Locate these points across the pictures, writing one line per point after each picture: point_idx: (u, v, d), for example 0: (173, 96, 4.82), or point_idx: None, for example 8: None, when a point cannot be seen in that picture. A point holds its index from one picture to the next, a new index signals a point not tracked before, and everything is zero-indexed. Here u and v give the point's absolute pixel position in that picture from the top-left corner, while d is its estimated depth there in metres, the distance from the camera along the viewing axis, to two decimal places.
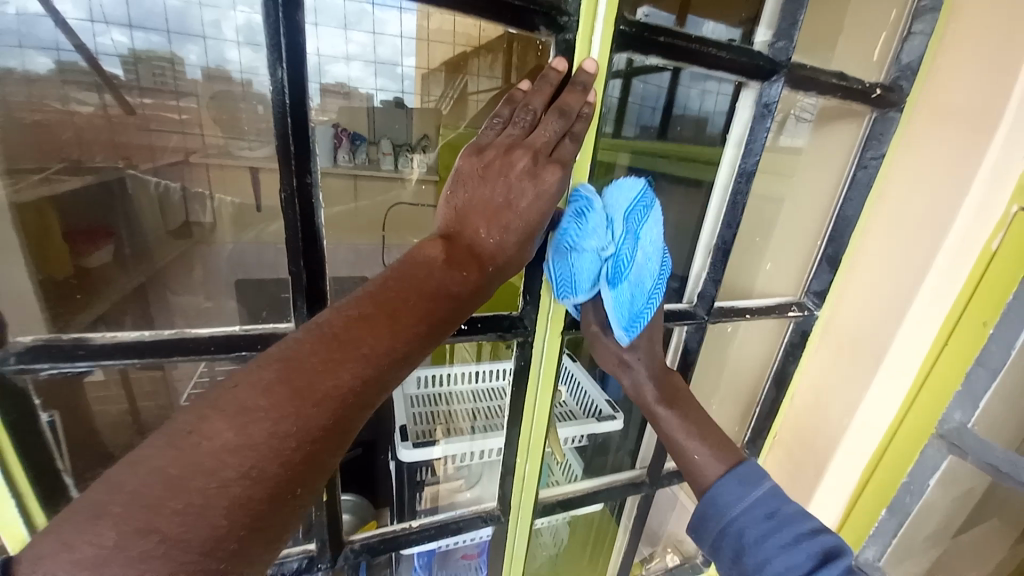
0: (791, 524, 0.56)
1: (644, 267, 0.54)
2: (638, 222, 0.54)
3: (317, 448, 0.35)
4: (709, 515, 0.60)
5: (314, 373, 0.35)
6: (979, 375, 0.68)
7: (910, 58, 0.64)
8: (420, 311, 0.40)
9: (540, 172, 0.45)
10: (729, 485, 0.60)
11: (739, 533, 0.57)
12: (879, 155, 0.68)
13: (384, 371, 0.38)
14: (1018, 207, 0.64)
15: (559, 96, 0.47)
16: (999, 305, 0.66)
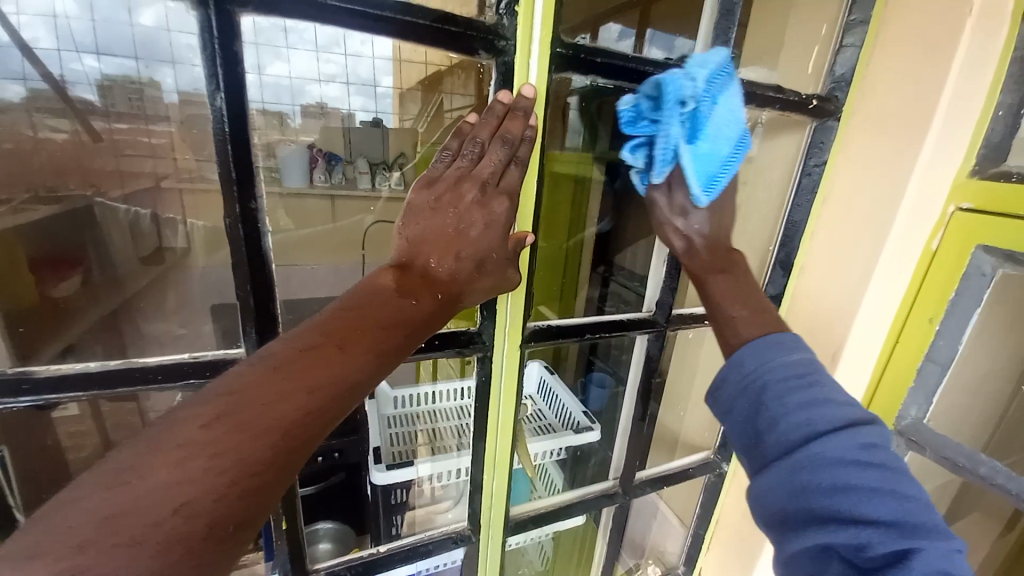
0: (820, 387, 0.48)
1: (724, 124, 0.50)
2: (720, 87, 0.50)
3: (262, 483, 0.33)
4: (732, 373, 0.53)
5: (258, 408, 0.34)
6: (930, 372, 0.71)
7: (843, 70, 0.67)
8: (369, 337, 0.40)
9: (489, 201, 0.49)
10: (763, 349, 0.52)
11: (762, 388, 0.50)
12: (820, 162, 0.71)
13: (336, 398, 0.37)
14: (955, 206, 0.66)
15: (502, 125, 0.49)
16: (942, 301, 0.68)
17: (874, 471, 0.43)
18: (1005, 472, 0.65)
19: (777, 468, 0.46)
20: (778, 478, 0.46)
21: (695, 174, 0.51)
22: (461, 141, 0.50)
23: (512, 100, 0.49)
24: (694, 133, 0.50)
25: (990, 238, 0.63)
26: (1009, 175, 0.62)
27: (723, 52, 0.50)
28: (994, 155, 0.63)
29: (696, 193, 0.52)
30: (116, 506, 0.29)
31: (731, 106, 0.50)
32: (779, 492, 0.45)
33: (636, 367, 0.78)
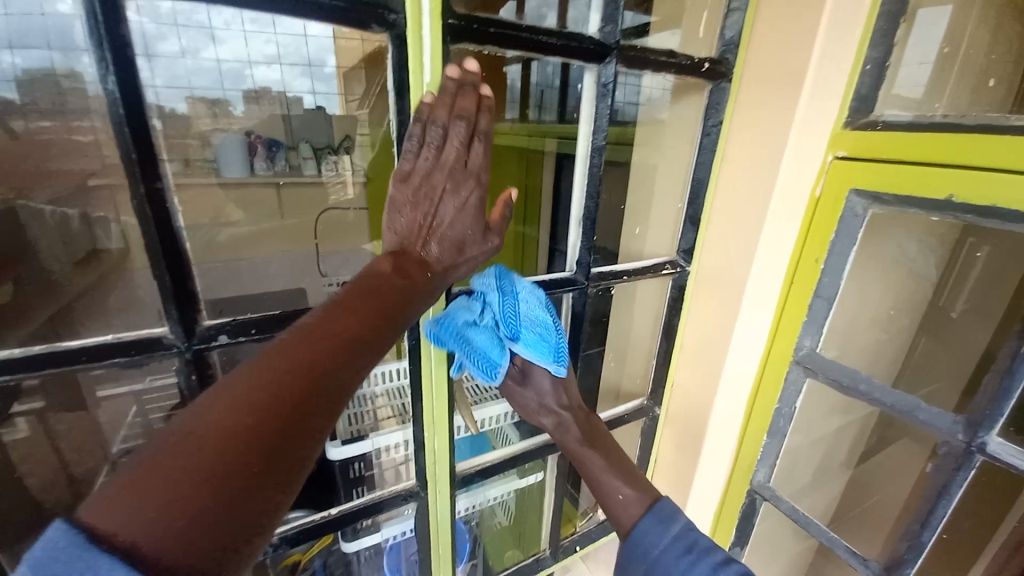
0: (710, 553, 0.64)
1: (532, 314, 0.66)
2: (510, 286, 0.66)
3: (297, 420, 0.35)
4: (636, 554, 0.68)
5: (293, 354, 0.38)
6: (819, 306, 0.80)
7: (732, 33, 0.75)
8: (379, 303, 0.46)
9: (463, 181, 0.53)
10: (649, 523, 0.68)
11: (661, 566, 0.65)
12: (717, 122, 0.79)
13: (357, 353, 0.42)
14: (832, 156, 0.74)
15: (456, 101, 0.51)
16: (825, 242, 0.77)
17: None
18: (882, 387, 0.76)
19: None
20: None
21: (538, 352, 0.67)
22: (422, 126, 0.52)
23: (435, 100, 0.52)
24: (516, 331, 0.65)
25: (861, 181, 0.72)
26: (875, 124, 0.70)
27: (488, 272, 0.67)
28: (865, 107, 0.71)
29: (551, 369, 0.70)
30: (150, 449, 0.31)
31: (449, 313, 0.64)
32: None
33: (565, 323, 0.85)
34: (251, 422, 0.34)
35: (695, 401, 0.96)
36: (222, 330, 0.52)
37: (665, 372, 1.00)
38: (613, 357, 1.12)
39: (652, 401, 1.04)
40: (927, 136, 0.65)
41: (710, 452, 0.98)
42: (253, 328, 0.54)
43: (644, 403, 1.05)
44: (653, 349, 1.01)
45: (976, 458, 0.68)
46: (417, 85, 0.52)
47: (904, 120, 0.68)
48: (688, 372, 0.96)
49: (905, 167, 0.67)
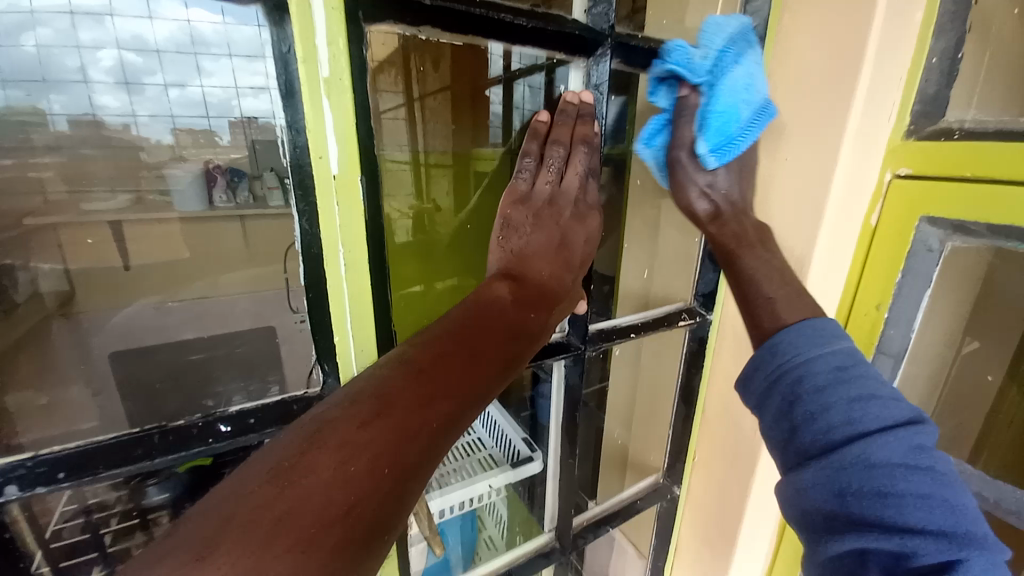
0: (870, 380, 0.41)
1: (736, 86, 0.49)
2: (737, 56, 0.50)
3: (383, 500, 0.30)
4: (765, 361, 0.47)
5: (403, 410, 0.32)
6: (884, 364, 0.63)
7: (754, 26, 0.59)
8: (492, 349, 0.37)
9: (583, 213, 0.48)
10: (799, 335, 0.45)
11: (802, 378, 0.43)
12: None
13: (453, 424, 0.34)
14: (891, 174, 0.58)
15: (577, 128, 0.49)
16: (889, 285, 0.60)
17: (930, 486, 0.35)
18: (976, 475, 0.57)
19: (814, 460, 0.39)
20: (818, 470, 0.38)
21: (708, 131, 0.50)
22: (540, 145, 0.49)
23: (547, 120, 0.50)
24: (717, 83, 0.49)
25: (932, 208, 0.55)
26: (950, 133, 0.53)
27: (741, 19, 0.50)
28: (931, 111, 0.55)
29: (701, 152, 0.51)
30: (177, 532, 0.25)
31: (748, 72, 0.50)
32: (818, 495, 0.38)
33: (558, 396, 0.69)
34: (310, 530, 0.26)
35: (719, 482, 0.78)
36: (6, 480, 0.35)
37: (685, 446, 0.81)
38: (619, 417, 0.96)
39: (668, 479, 0.85)
40: None
41: (744, 555, 0.77)
42: (61, 471, 0.36)
43: (659, 481, 0.87)
44: (666, 417, 0.85)
45: None
46: (311, 82, 0.33)
47: (990, 126, 0.51)
48: (713, 439, 0.78)
49: (997, 187, 0.50)
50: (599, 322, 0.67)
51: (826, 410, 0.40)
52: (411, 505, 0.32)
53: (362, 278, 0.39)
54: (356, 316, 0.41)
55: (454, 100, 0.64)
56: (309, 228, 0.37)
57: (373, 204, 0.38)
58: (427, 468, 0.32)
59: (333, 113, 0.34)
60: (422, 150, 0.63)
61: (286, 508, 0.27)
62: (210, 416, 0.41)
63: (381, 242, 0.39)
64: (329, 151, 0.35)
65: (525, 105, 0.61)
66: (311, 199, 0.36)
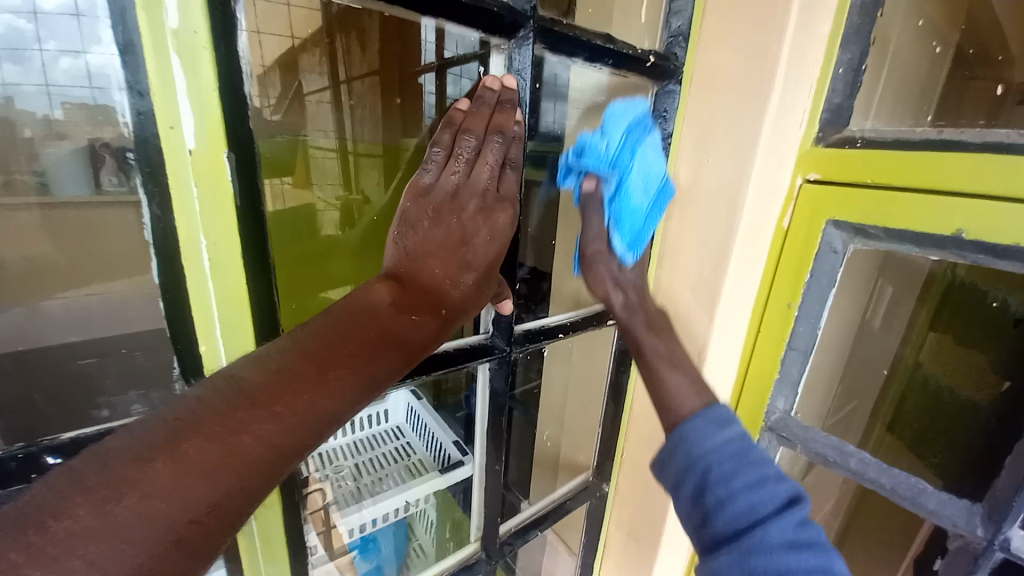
0: (763, 469, 0.46)
1: (648, 168, 0.58)
2: (637, 137, 0.57)
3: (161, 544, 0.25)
4: (678, 449, 0.50)
5: (211, 436, 0.27)
6: (794, 359, 0.66)
7: (679, 23, 0.59)
8: (345, 362, 0.33)
9: (495, 209, 0.44)
10: (702, 425, 0.50)
11: (706, 474, 0.47)
12: (665, 135, 0.63)
13: (278, 450, 0.29)
14: (802, 179, 0.61)
15: (495, 117, 0.45)
16: (798, 282, 0.63)
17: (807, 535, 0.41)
18: (875, 465, 0.61)
19: (726, 549, 0.42)
20: (729, 559, 0.42)
21: (619, 233, 0.60)
22: (454, 134, 0.44)
23: (469, 109, 0.45)
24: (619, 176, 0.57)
25: (838, 211, 0.58)
26: (853, 141, 0.56)
27: (640, 105, 0.57)
28: (837, 120, 0.57)
29: (620, 253, 0.61)
30: None
31: (651, 165, 0.58)
32: (725, 570, 0.42)
33: (483, 400, 0.66)
34: None
35: (645, 477, 0.79)
36: None
37: (614, 443, 0.82)
38: (552, 417, 0.95)
39: (598, 477, 0.85)
40: (921, 154, 0.51)
41: (668, 549, 0.79)
42: None
43: (588, 480, 0.86)
44: (597, 415, 0.84)
45: (996, 556, 0.54)
46: (152, 33, 0.27)
47: (887, 135, 0.54)
48: (638, 435, 0.79)
49: (898, 194, 0.53)
50: (527, 322, 0.64)
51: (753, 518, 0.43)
52: (215, 548, 0.27)
53: (231, 277, 0.33)
54: (228, 323, 0.35)
55: (386, 88, 0.57)
56: (161, 215, 0.31)
57: (246, 189, 0.32)
58: (238, 501, 0.28)
59: (186, 74, 0.28)
60: (350, 139, 0.56)
61: None
62: (34, 447, 0.33)
63: (258, 235, 0.34)
64: (183, 122, 0.29)
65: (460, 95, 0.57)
66: (161, 180, 0.30)
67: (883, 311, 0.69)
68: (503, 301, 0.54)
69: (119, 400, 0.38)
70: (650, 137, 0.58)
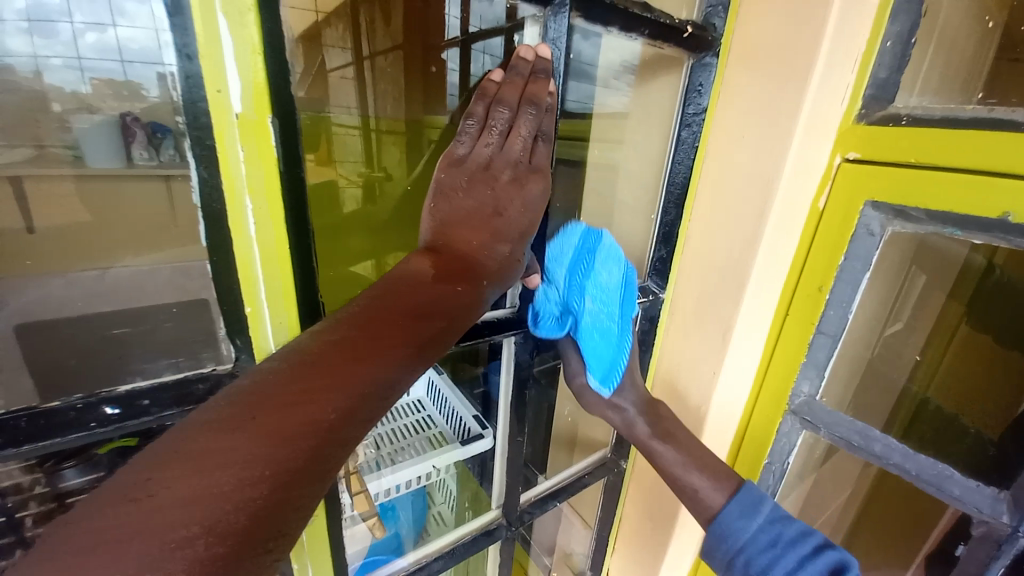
0: (795, 548, 0.54)
1: (597, 316, 0.58)
2: (584, 271, 0.57)
3: (259, 512, 0.25)
4: (717, 544, 0.58)
5: (285, 407, 0.28)
6: (822, 343, 0.65)
7: None
8: (399, 332, 0.33)
9: (527, 181, 0.44)
10: (737, 516, 0.57)
11: (748, 562, 0.56)
12: (700, 110, 0.62)
13: (349, 417, 0.30)
14: (841, 157, 0.59)
15: (528, 87, 0.44)
16: (832, 265, 0.61)
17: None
18: (899, 450, 0.60)
19: None
20: None
21: (595, 377, 0.61)
22: (487, 106, 0.44)
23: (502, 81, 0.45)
24: (569, 309, 0.58)
25: (878, 192, 0.56)
26: (898, 118, 0.54)
27: (579, 227, 0.58)
28: (881, 96, 0.55)
29: (596, 387, 0.62)
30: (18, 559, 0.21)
31: (605, 289, 0.57)
32: None
33: (507, 373, 0.67)
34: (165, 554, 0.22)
35: None
36: None
37: None
38: (570, 394, 0.96)
39: (615, 454, 0.86)
40: (970, 133, 0.49)
41: (684, 525, 0.80)
42: None
43: (606, 456, 0.87)
44: None
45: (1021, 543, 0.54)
46: None
47: (937, 112, 0.52)
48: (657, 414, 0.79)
49: (943, 174, 0.51)
50: None
51: None
52: (303, 515, 0.28)
53: (274, 239, 0.34)
54: (270, 286, 0.36)
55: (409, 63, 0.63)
56: (208, 177, 0.31)
57: (288, 154, 0.32)
58: (319, 468, 0.28)
59: (232, 37, 0.28)
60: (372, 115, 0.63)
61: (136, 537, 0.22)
62: (93, 397, 0.35)
63: (300, 201, 0.34)
64: (229, 85, 0.29)
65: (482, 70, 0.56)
66: (208, 142, 0.30)
67: (912, 298, 0.67)
68: (531, 277, 0.54)
69: (149, 362, 0.39)
70: (598, 250, 0.58)
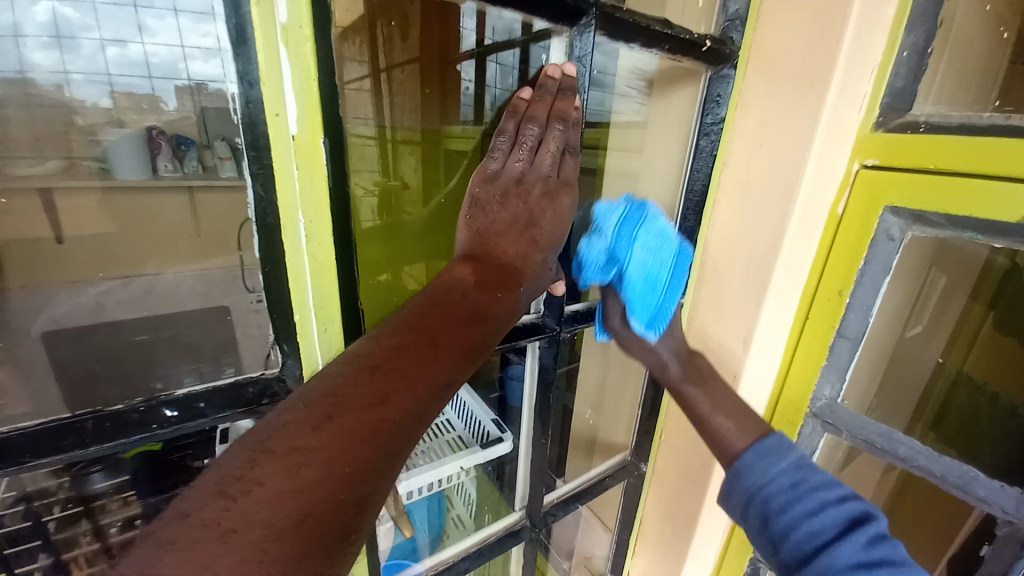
0: (829, 486, 0.51)
1: (645, 259, 0.57)
2: (633, 224, 0.58)
3: (343, 507, 0.28)
4: (735, 481, 0.56)
5: (359, 410, 0.30)
6: (842, 347, 0.65)
7: (737, 5, 0.58)
8: (454, 338, 0.35)
9: (556, 193, 0.46)
10: (756, 458, 0.55)
11: (766, 501, 0.53)
12: (718, 119, 0.63)
13: (413, 418, 0.32)
14: (859, 164, 0.60)
15: (556, 103, 0.46)
16: (852, 271, 0.62)
17: (878, 555, 0.45)
18: (924, 452, 0.60)
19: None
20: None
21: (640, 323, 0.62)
22: (517, 122, 0.46)
23: (531, 98, 0.47)
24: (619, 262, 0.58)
25: (897, 197, 0.57)
26: (916, 125, 0.55)
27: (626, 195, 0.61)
28: (898, 104, 0.56)
29: (641, 331, 0.63)
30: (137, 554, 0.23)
31: (657, 227, 0.58)
32: None
33: (532, 377, 0.68)
34: (260, 546, 0.25)
35: (684, 460, 0.80)
36: None
37: (653, 425, 0.83)
38: (589, 398, 0.97)
39: (635, 457, 0.87)
40: (986, 140, 0.50)
41: (706, 529, 0.80)
42: None
43: (626, 459, 0.88)
44: (636, 398, 0.86)
45: None
46: (264, 27, 0.29)
47: (954, 119, 0.53)
48: (677, 419, 0.80)
49: (961, 180, 0.52)
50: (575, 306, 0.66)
51: (782, 511, 0.51)
52: (375, 506, 0.30)
53: (324, 251, 0.36)
54: (319, 295, 0.38)
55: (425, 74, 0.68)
56: (265, 194, 0.34)
57: (337, 171, 0.35)
58: (391, 465, 0.30)
59: (291, 66, 0.31)
60: (390, 125, 0.63)
61: (232, 529, 0.24)
62: (154, 401, 0.37)
63: (347, 215, 0.37)
64: (287, 110, 0.32)
65: (496, 84, 0.64)
66: (265, 162, 0.33)
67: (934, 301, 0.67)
68: (556, 285, 0.56)
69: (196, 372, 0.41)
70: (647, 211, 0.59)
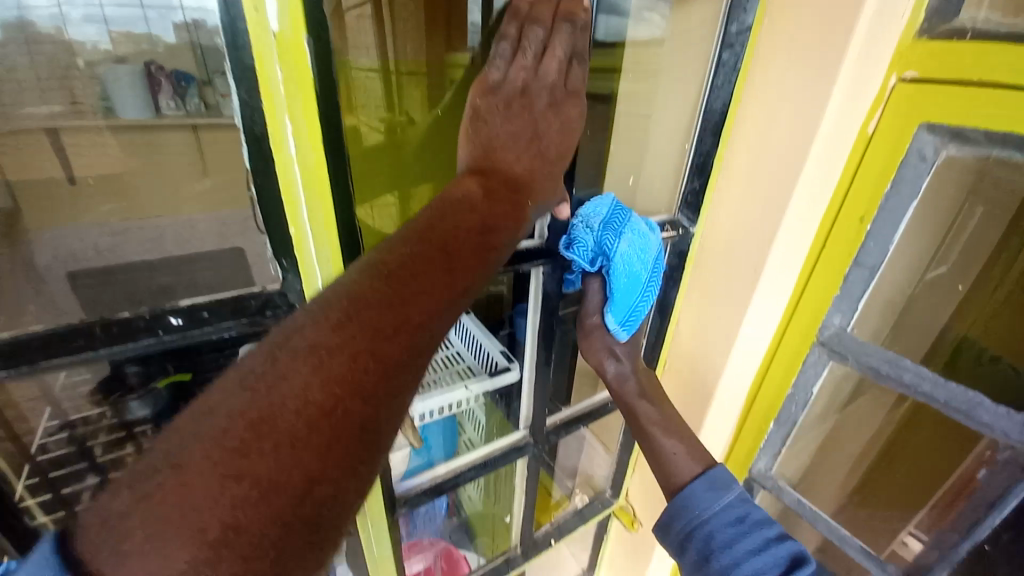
0: (759, 529, 0.60)
1: (627, 252, 0.58)
2: (618, 223, 0.59)
3: (372, 397, 0.31)
4: (679, 515, 0.64)
5: (382, 309, 0.33)
6: (859, 275, 0.64)
7: None
8: (472, 248, 0.38)
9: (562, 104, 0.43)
10: (702, 490, 0.64)
11: (708, 536, 0.61)
12: (744, 29, 0.57)
13: (435, 319, 0.35)
14: (897, 78, 0.55)
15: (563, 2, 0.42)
16: (875, 195, 0.59)
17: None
18: (930, 378, 0.60)
19: None
20: None
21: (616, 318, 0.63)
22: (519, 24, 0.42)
23: None
24: (608, 251, 0.57)
25: (932, 114, 0.53)
26: (962, 31, 0.49)
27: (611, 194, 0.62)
28: (946, 6, 0.50)
29: (615, 331, 0.65)
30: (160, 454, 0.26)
31: (640, 239, 0.59)
32: None
33: (535, 303, 0.68)
34: (293, 437, 0.29)
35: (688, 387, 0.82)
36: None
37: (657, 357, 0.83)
38: None
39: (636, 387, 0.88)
40: None
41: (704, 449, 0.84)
42: None
43: None
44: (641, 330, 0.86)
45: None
46: None
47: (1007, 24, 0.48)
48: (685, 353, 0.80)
49: (1006, 94, 0.47)
50: None
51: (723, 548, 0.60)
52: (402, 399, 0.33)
53: (312, 162, 0.36)
54: (311, 206, 0.38)
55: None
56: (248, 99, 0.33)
57: (322, 73, 0.33)
58: (420, 359, 0.34)
59: None
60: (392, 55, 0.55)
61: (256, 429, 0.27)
62: (160, 309, 0.39)
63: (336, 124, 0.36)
64: (267, 3, 0.30)
65: None
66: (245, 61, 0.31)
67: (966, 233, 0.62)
68: (561, 205, 0.55)
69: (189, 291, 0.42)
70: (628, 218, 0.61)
